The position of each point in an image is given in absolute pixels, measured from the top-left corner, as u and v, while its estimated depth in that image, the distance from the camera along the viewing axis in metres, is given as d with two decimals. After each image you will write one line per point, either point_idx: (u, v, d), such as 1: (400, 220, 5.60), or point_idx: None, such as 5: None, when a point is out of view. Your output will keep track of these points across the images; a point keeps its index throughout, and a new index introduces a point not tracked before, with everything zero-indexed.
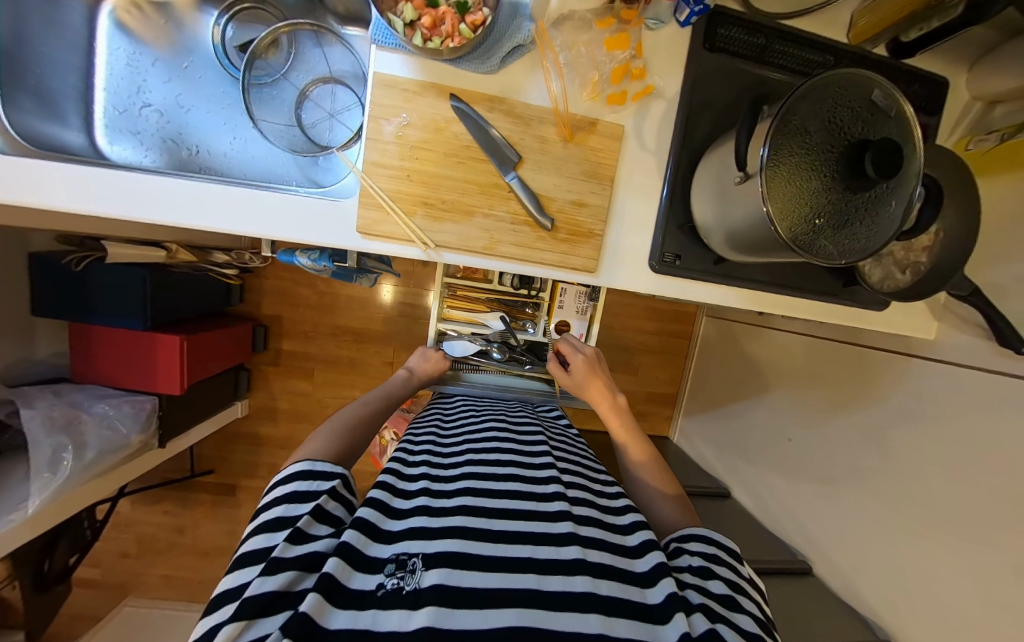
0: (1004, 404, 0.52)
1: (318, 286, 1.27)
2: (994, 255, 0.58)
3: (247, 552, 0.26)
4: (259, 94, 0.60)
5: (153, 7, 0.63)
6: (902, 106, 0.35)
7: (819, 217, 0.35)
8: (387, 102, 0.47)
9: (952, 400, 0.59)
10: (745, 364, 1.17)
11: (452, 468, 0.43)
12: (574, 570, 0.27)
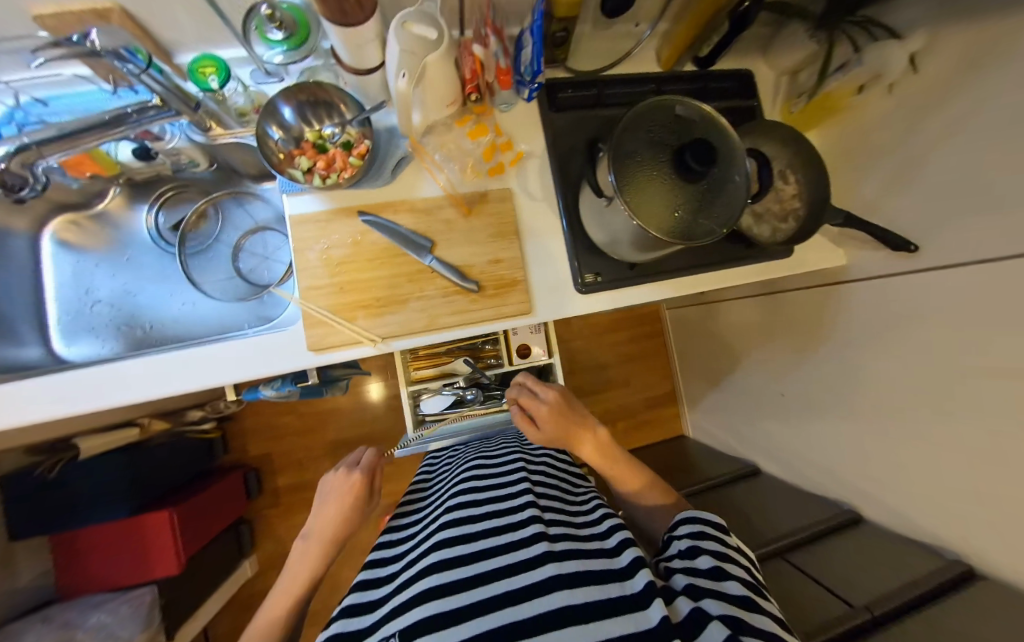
0: (927, 297, 0.56)
1: (300, 408, 1.27)
2: (858, 181, 0.66)
3: None
4: (196, 261, 0.65)
5: (92, 218, 0.64)
6: (702, 111, 0.45)
7: (678, 209, 0.42)
8: (306, 235, 0.53)
9: (891, 309, 0.63)
10: (716, 340, 1.19)
11: (429, 531, 0.41)
12: (553, 587, 0.26)
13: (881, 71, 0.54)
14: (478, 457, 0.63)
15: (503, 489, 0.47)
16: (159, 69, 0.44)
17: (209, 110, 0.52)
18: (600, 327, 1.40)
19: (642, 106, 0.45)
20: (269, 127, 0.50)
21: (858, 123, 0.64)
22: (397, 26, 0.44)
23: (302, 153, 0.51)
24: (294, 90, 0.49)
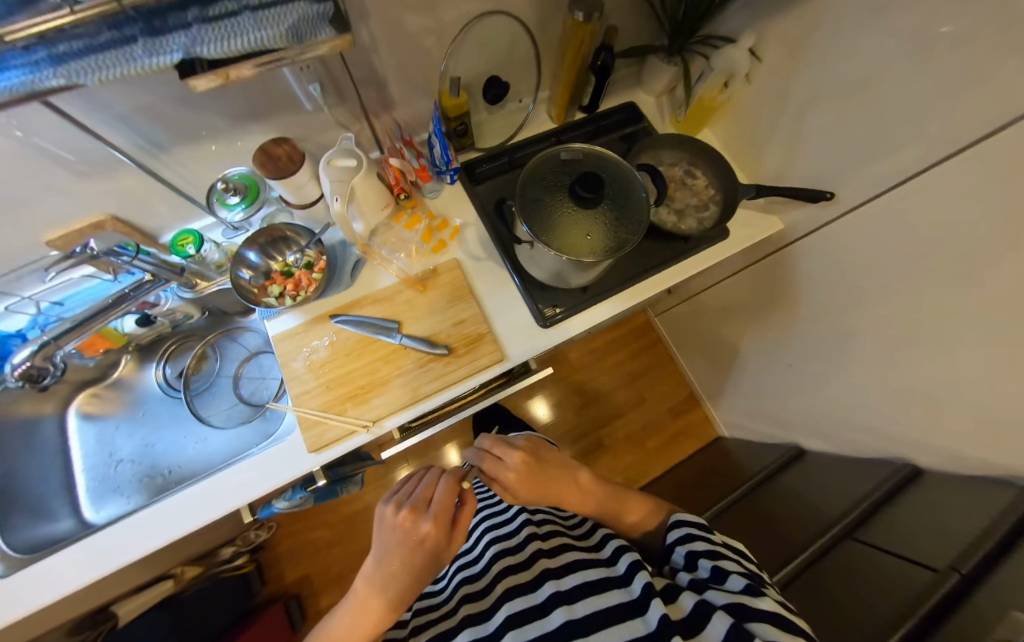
0: (867, 230, 0.58)
1: (328, 515, 1.24)
2: (761, 156, 0.73)
3: None
4: (202, 399, 0.70)
5: (107, 387, 0.71)
6: (583, 149, 0.53)
7: (591, 233, 0.50)
8: (288, 348, 0.59)
9: (841, 253, 0.65)
10: (710, 332, 1.18)
11: (454, 601, 0.45)
12: (557, 606, 0.36)
13: (732, 69, 0.64)
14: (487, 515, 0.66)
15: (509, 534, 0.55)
16: (145, 252, 0.55)
17: (196, 271, 0.62)
18: (597, 352, 1.39)
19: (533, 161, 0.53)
20: (239, 272, 0.58)
21: (737, 112, 0.73)
22: (326, 164, 0.54)
23: (272, 282, 0.60)
24: (255, 237, 0.59)
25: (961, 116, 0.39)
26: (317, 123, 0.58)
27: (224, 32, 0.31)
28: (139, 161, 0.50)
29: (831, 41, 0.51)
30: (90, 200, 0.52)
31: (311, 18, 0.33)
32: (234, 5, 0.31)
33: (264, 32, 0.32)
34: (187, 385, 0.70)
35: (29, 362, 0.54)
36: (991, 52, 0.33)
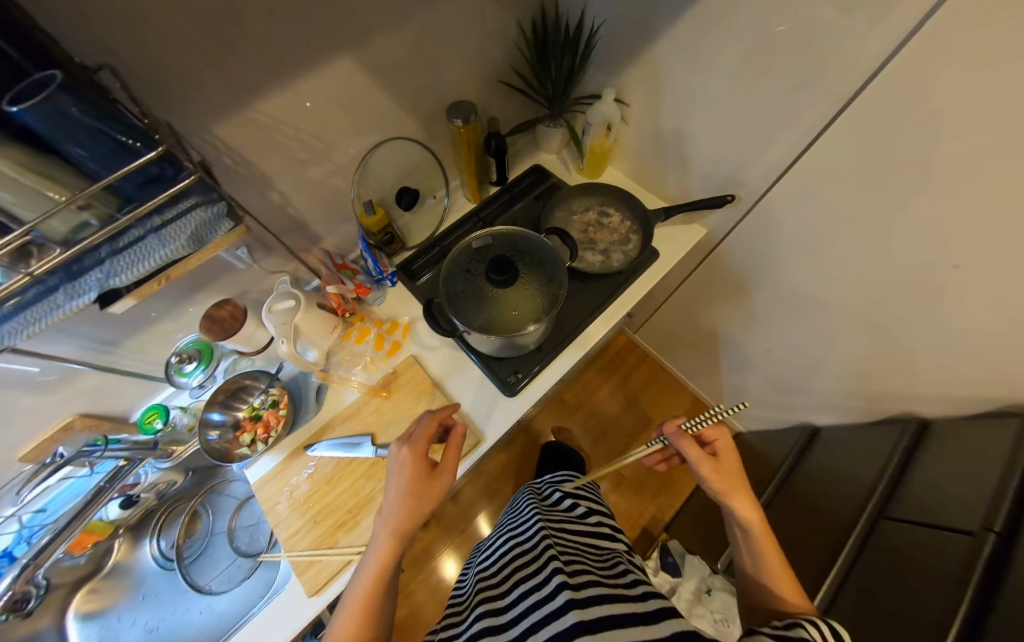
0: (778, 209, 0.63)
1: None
2: (660, 180, 0.80)
3: None
4: (197, 564, 0.69)
5: (103, 578, 0.68)
6: (491, 234, 0.57)
7: (516, 310, 0.55)
8: (271, 491, 0.59)
9: (765, 238, 0.69)
10: (684, 340, 1.18)
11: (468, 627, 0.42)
12: (575, 636, 0.30)
13: (607, 118, 0.72)
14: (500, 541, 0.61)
15: (529, 553, 0.50)
16: (116, 440, 0.58)
17: (170, 437, 0.64)
18: (587, 388, 1.36)
19: (449, 256, 0.57)
20: (207, 435, 0.59)
21: (625, 150, 0.81)
22: (267, 310, 0.57)
23: (243, 429, 0.62)
24: (214, 397, 0.61)
25: (824, 91, 0.46)
26: (252, 276, 0.62)
27: (137, 257, 0.35)
28: (94, 362, 0.53)
29: (686, 66, 0.59)
30: (50, 409, 0.53)
31: (209, 219, 0.39)
32: (138, 233, 0.35)
33: (170, 245, 0.36)
34: (179, 557, 0.69)
35: (10, 590, 0.54)
36: (828, 23, 0.40)
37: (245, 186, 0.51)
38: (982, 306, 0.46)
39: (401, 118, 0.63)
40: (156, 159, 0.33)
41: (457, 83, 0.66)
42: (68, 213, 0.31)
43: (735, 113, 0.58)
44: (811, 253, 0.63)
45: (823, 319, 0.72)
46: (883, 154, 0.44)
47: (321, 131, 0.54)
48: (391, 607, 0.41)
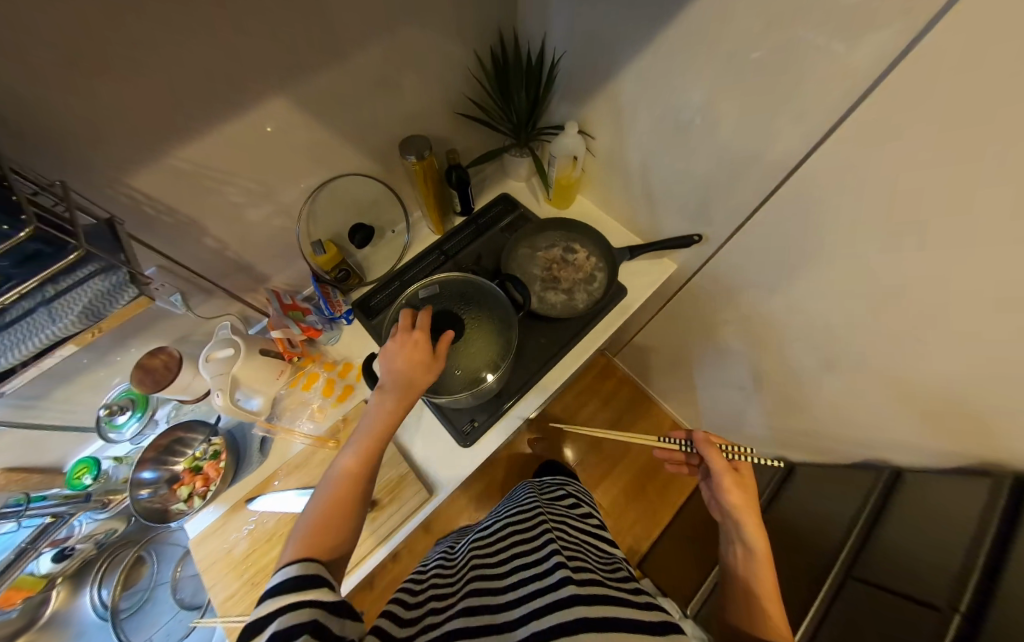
0: (741, 254, 0.60)
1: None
2: (628, 212, 0.77)
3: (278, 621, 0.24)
4: (135, 619, 0.69)
5: (32, 637, 0.61)
6: (438, 283, 0.58)
7: (458, 366, 0.55)
8: (208, 550, 0.56)
9: (730, 279, 0.66)
10: (660, 367, 1.15)
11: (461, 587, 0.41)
12: (580, 632, 0.26)
13: (574, 151, 0.69)
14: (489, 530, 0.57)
15: (528, 543, 0.46)
16: (40, 498, 0.54)
17: (105, 489, 0.61)
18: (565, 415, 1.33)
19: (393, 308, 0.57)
20: (138, 495, 0.57)
21: (592, 182, 0.78)
22: (204, 359, 0.54)
23: (181, 482, 0.59)
24: (144, 456, 0.58)
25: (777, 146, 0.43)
26: (188, 322, 0.59)
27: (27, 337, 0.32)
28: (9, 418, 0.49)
29: (646, 108, 0.57)
30: None
31: (108, 289, 0.35)
32: (26, 307, 0.31)
33: (60, 321, 0.33)
34: (116, 610, 0.68)
35: None
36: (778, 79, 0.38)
37: (170, 235, 0.47)
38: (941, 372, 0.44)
39: (350, 155, 0.60)
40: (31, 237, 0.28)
41: (412, 118, 0.64)
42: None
43: (696, 157, 0.55)
44: (775, 300, 0.61)
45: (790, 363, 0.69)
46: (836, 215, 0.42)
47: (260, 175, 0.51)
48: (357, 528, 0.37)
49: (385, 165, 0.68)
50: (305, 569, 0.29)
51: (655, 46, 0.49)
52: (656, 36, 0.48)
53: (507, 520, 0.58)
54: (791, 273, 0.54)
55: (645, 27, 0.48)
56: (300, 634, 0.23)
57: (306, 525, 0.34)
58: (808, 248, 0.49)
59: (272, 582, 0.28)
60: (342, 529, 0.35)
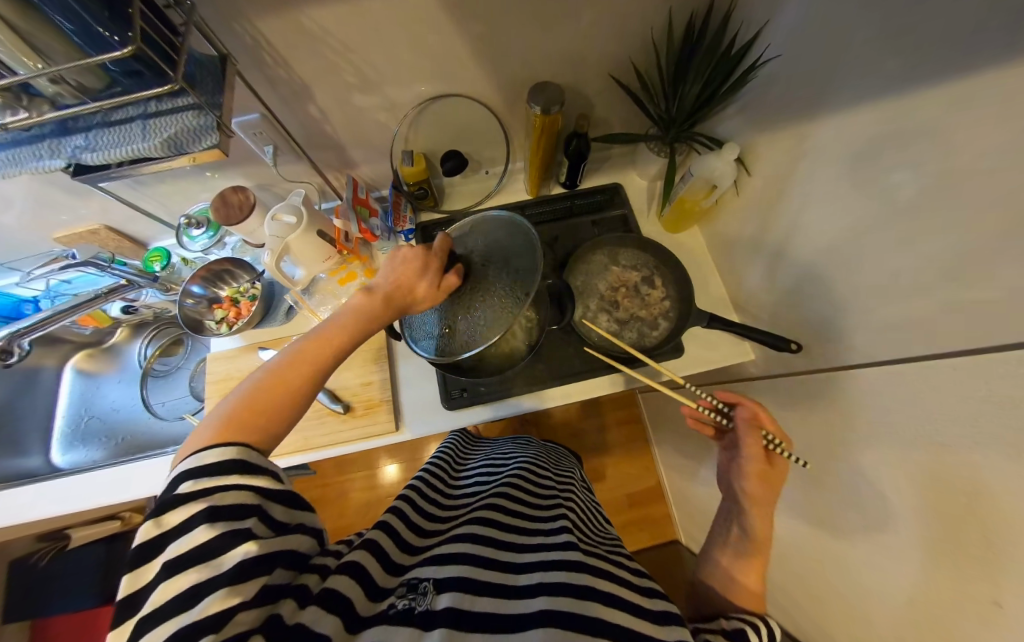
0: (822, 388, 0.49)
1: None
2: (741, 269, 0.65)
3: (191, 544, 0.23)
4: (157, 384, 0.79)
5: (102, 351, 0.82)
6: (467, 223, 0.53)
7: (450, 323, 0.49)
8: (218, 369, 0.64)
9: (797, 400, 0.55)
10: (670, 431, 1.05)
11: (465, 513, 0.43)
12: (590, 598, 0.27)
13: (716, 178, 0.57)
14: (496, 466, 0.60)
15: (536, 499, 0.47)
16: (121, 264, 0.63)
17: (168, 279, 0.70)
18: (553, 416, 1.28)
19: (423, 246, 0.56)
20: (184, 302, 0.64)
21: (723, 220, 0.66)
22: (271, 218, 0.56)
23: (219, 306, 0.67)
24: (196, 273, 0.65)
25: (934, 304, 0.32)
26: (271, 173, 0.63)
27: (114, 139, 0.36)
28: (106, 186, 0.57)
29: (829, 171, 0.44)
30: (82, 214, 0.63)
31: (198, 127, 0.37)
32: (130, 114, 0.36)
33: (149, 141, 0.36)
34: (148, 371, 0.80)
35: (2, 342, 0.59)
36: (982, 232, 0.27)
37: (275, 88, 0.48)
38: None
39: (479, 76, 0.55)
40: (137, 58, 0.32)
41: (557, 62, 0.55)
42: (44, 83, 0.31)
43: (845, 254, 0.43)
44: (823, 451, 0.50)
45: (796, 518, 0.58)
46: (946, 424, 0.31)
47: (378, 63, 0.48)
48: (294, 412, 0.35)
49: (510, 103, 0.62)
50: (231, 454, 0.27)
51: (877, 104, 0.36)
52: (882, 93, 0.35)
53: (516, 464, 0.59)
54: (856, 449, 0.43)
55: (873, 74, 0.35)
56: (248, 517, 0.26)
57: (227, 413, 0.31)
58: (888, 435, 0.38)
59: (182, 469, 0.26)
60: (275, 413, 0.33)
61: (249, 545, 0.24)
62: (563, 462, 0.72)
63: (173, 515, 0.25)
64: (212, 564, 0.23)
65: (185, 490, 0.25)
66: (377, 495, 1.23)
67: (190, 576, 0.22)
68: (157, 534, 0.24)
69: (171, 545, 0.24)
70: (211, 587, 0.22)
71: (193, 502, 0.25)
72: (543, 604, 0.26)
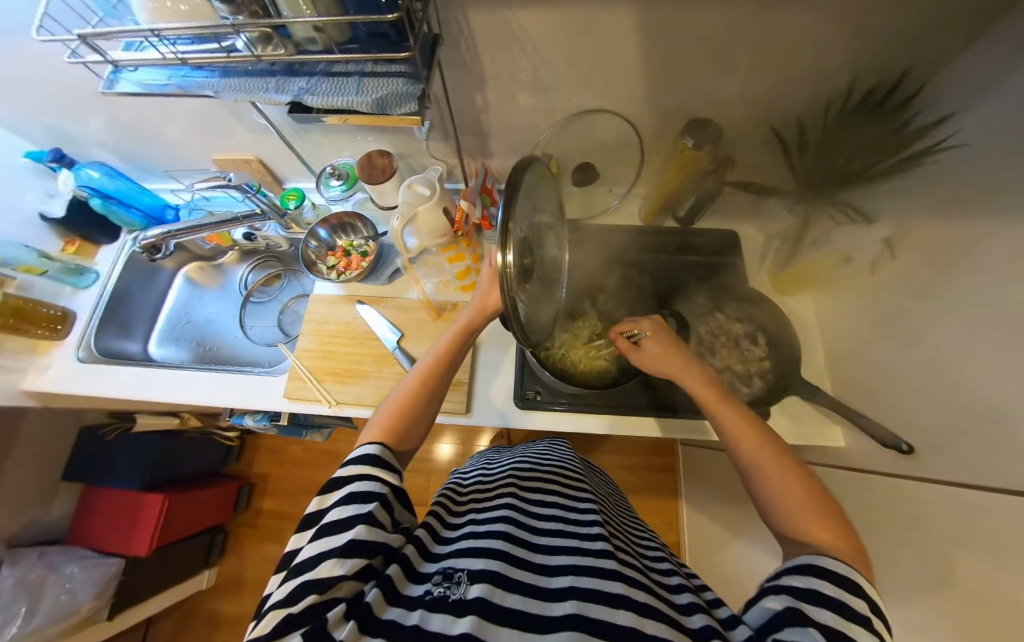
0: (916, 500, 0.45)
1: (267, 440, 1.28)
2: (854, 352, 0.61)
3: (330, 521, 0.27)
4: (253, 308, 0.85)
5: (212, 267, 0.90)
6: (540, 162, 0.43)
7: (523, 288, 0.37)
8: (318, 310, 0.69)
9: (885, 503, 0.51)
10: (705, 492, 1.00)
11: (495, 497, 0.40)
12: (622, 608, 0.24)
13: (856, 248, 0.59)
14: (531, 455, 0.56)
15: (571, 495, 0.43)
16: (264, 194, 0.68)
17: (293, 218, 0.76)
18: (585, 440, 1.27)
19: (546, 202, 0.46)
20: (309, 242, 0.71)
21: (845, 296, 0.64)
22: (407, 184, 0.60)
23: (333, 254, 0.72)
24: (329, 218, 0.71)
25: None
26: (418, 146, 0.68)
27: (333, 89, 0.42)
28: (272, 118, 0.62)
29: (968, 275, 0.42)
30: (244, 143, 0.71)
31: (401, 93, 0.42)
32: (351, 70, 0.42)
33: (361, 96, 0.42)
34: (248, 295, 0.86)
35: (155, 238, 0.68)
36: None
37: (457, 72, 0.52)
38: None
39: (633, 98, 0.56)
40: (392, 24, 0.37)
41: (713, 100, 0.56)
42: (306, 27, 0.38)
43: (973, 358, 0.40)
44: (900, 559, 0.46)
45: None
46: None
47: (551, 67, 0.51)
48: (426, 426, 0.41)
49: (653, 130, 0.63)
50: (360, 471, 0.30)
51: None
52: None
53: (562, 461, 0.55)
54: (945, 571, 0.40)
55: None
56: (371, 501, 0.28)
57: (386, 411, 0.38)
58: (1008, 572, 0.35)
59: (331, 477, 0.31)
60: (414, 426, 0.38)
61: (363, 528, 0.26)
62: (601, 477, 0.66)
63: (330, 494, 0.29)
64: (332, 538, 0.25)
65: (343, 473, 0.30)
66: None
67: (321, 544, 0.25)
68: (317, 508, 0.28)
69: (321, 518, 0.28)
70: (330, 554, 0.24)
71: (327, 496, 0.29)
72: (571, 608, 0.23)
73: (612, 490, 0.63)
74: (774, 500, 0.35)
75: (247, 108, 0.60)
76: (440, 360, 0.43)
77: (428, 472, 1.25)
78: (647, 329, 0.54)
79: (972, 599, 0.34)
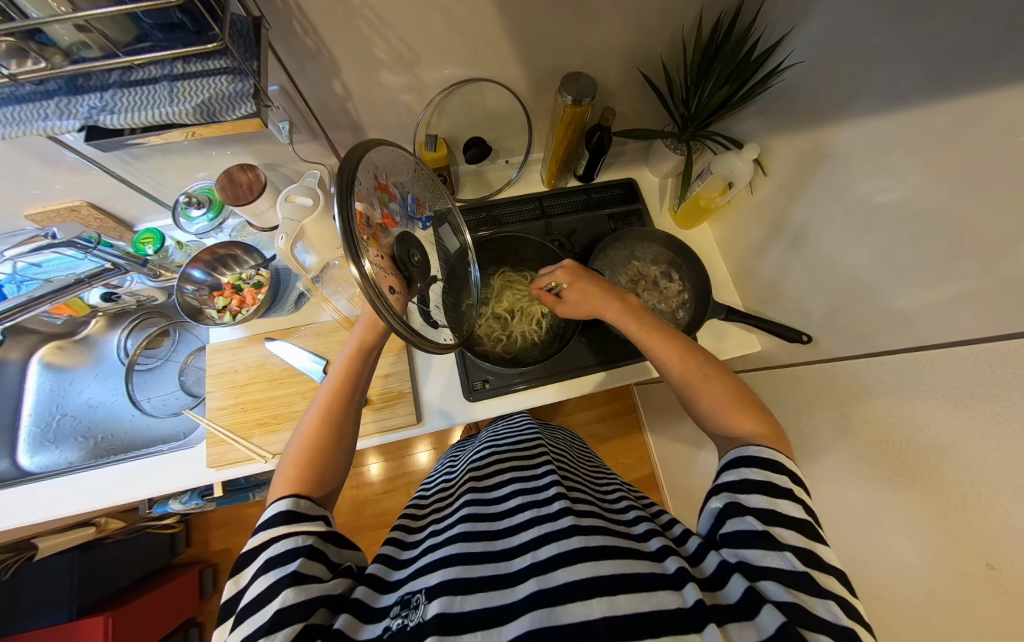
0: (827, 377, 0.51)
1: (217, 515, 1.15)
2: (750, 265, 0.68)
3: (253, 599, 0.24)
4: (142, 378, 0.72)
5: (76, 344, 0.75)
6: (386, 144, 0.41)
7: (397, 283, 0.35)
8: (222, 360, 0.61)
9: (799, 389, 0.58)
10: (664, 422, 1.08)
11: (455, 500, 0.39)
12: (582, 559, 0.24)
13: (733, 176, 0.59)
14: (493, 440, 0.55)
15: (528, 467, 0.43)
16: (108, 245, 0.56)
17: (159, 264, 0.66)
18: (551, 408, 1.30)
19: (404, 181, 0.45)
20: (183, 287, 0.61)
21: (736, 217, 0.70)
22: (283, 199, 0.49)
23: (220, 294, 0.64)
24: (199, 256, 0.62)
25: None
26: (285, 151, 0.60)
27: (138, 100, 0.34)
28: (86, 153, 0.51)
29: (839, 175, 0.47)
30: (59, 190, 0.58)
31: (230, 93, 0.35)
32: (154, 73, 0.34)
33: (177, 105, 0.35)
34: (132, 365, 0.72)
35: None
36: (983, 241, 0.30)
37: (307, 61, 0.46)
38: (919, 603, 0.38)
39: (507, 63, 0.54)
40: (181, 8, 0.29)
41: (589, 53, 0.55)
42: (68, 28, 0.29)
43: (852, 251, 0.46)
44: (822, 430, 0.53)
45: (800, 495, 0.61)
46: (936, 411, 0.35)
47: (414, 41, 0.46)
48: (345, 462, 0.39)
49: (535, 91, 0.62)
50: (277, 532, 0.28)
51: (896, 110, 0.38)
52: (901, 106, 0.38)
53: (519, 434, 0.55)
54: (852, 432, 0.47)
55: (899, 81, 0.37)
56: (294, 559, 0.26)
57: (289, 465, 0.35)
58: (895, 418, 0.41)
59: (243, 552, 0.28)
60: (331, 466, 0.36)
61: (290, 591, 0.23)
62: (568, 437, 0.68)
63: (245, 571, 0.27)
64: (257, 616, 0.23)
65: (254, 543, 0.28)
66: (363, 495, 1.20)
67: (247, 627, 0.22)
68: (235, 590, 0.26)
69: (243, 598, 0.25)
70: (254, 636, 0.21)
71: (238, 576, 0.27)
72: (531, 587, 0.23)
73: (575, 443, 0.66)
74: (711, 406, 0.38)
75: (47, 144, 0.48)
76: (336, 395, 0.40)
77: (407, 486, 1.21)
78: (562, 279, 0.53)
79: (891, 453, 0.41)
